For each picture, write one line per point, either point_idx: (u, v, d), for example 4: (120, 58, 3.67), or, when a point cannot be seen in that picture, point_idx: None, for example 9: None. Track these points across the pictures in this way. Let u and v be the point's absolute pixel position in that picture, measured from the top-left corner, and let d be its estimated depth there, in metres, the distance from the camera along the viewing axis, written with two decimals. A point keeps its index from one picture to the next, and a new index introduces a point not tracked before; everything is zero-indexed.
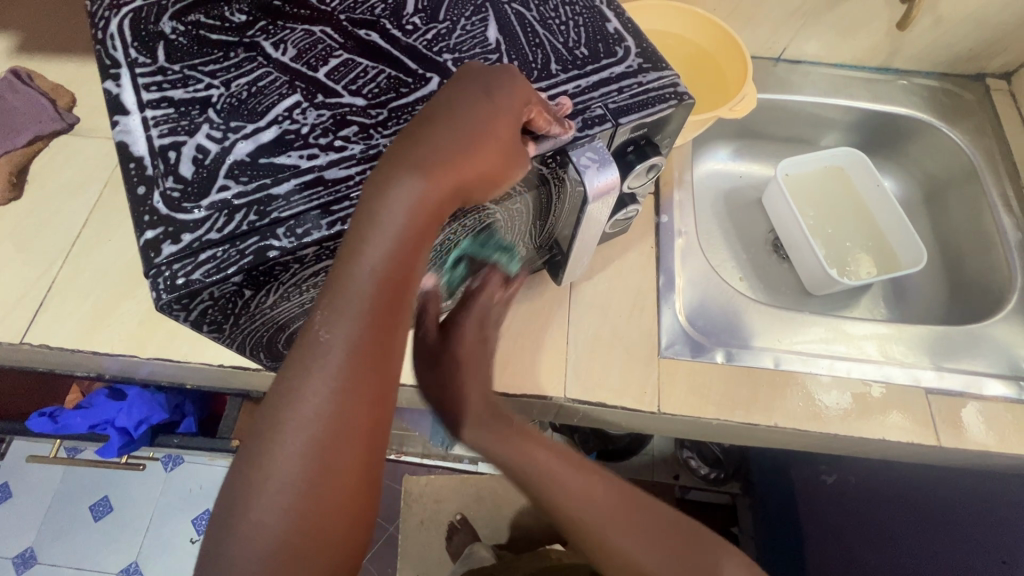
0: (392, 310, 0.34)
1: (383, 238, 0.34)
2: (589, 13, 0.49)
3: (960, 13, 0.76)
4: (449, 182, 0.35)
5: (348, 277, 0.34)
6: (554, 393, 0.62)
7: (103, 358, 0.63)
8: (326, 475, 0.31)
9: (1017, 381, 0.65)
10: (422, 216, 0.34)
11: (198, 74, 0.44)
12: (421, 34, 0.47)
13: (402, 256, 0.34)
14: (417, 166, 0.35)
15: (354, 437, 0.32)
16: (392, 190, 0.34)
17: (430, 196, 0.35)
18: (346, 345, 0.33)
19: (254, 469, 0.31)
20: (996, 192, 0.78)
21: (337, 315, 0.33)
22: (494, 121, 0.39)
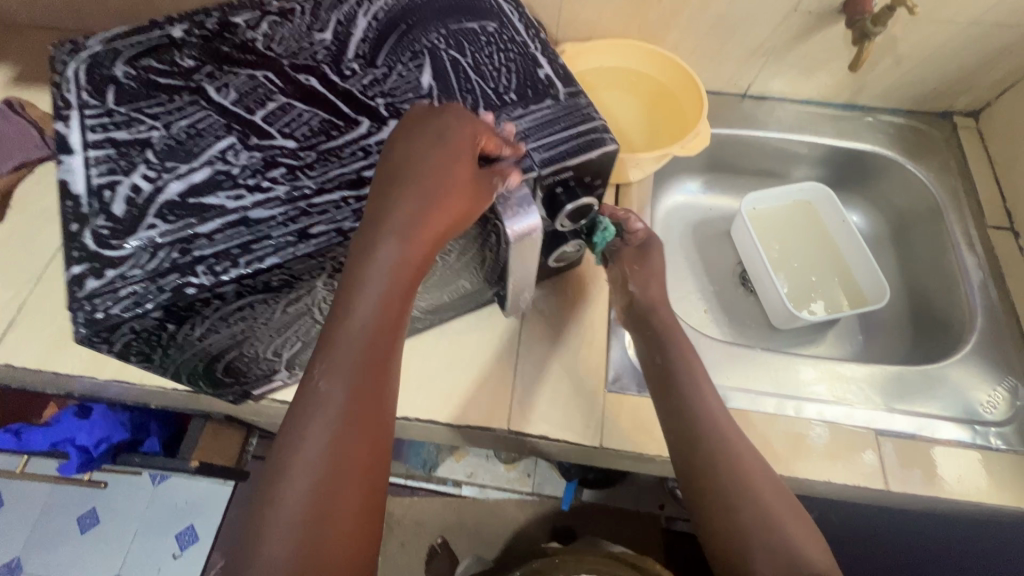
0: (381, 358, 0.41)
1: (371, 296, 0.40)
2: (522, 59, 0.51)
3: (920, 55, 0.77)
4: (427, 237, 0.42)
5: (343, 334, 0.40)
6: (497, 425, 0.63)
7: (68, 379, 0.65)
8: (330, 510, 0.38)
9: (971, 426, 0.64)
10: (404, 273, 0.41)
11: (142, 116, 0.46)
12: (358, 79, 0.49)
13: (389, 312, 0.41)
14: (395, 223, 0.41)
15: (356, 472, 0.39)
16: (373, 254, 0.40)
17: (407, 255, 0.41)
18: (345, 392, 0.40)
19: (270, 503, 0.38)
20: (959, 231, 0.77)
21: (335, 368, 0.40)
22: (451, 161, 0.43)
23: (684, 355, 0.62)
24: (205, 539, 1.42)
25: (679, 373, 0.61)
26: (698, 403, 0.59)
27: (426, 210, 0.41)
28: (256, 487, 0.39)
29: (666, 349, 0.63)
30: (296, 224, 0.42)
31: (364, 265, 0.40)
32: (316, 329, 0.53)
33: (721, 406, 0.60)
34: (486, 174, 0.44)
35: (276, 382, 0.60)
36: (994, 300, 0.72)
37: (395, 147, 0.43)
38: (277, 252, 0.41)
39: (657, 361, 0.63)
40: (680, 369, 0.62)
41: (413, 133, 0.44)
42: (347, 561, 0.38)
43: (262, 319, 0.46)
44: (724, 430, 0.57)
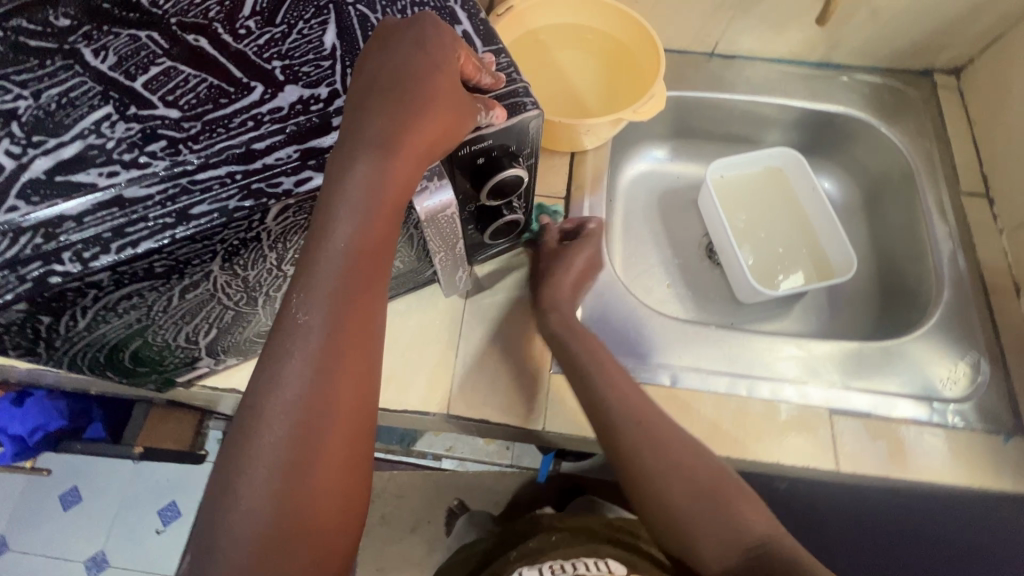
0: (363, 289, 0.39)
1: (351, 218, 0.38)
2: (439, 14, 0.46)
3: (896, 5, 0.71)
4: (408, 160, 0.39)
5: (322, 262, 0.38)
6: (438, 410, 0.61)
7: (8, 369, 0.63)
8: (315, 437, 0.36)
9: (928, 402, 0.62)
10: (383, 196, 0.38)
11: (8, 84, 0.41)
12: (254, 39, 0.44)
13: (369, 238, 0.39)
14: (373, 142, 0.38)
15: (342, 404, 0.37)
16: (347, 174, 0.37)
17: (385, 177, 0.38)
18: (326, 320, 0.37)
19: (246, 440, 0.35)
20: (932, 198, 0.73)
21: (313, 296, 0.37)
22: (427, 79, 0.40)
23: (601, 366, 0.57)
24: (188, 515, 1.41)
25: (595, 377, 0.56)
26: (608, 387, 0.55)
27: (406, 128, 0.39)
28: (231, 431, 0.36)
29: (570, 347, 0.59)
30: (175, 202, 0.38)
31: (338, 187, 0.37)
32: (229, 314, 0.49)
33: (638, 391, 0.56)
34: (470, 97, 0.41)
35: (201, 369, 0.58)
36: (962, 270, 0.69)
37: (366, 64, 0.40)
38: (153, 236, 0.37)
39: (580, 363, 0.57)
40: (605, 389, 0.55)
41: (383, 49, 0.41)
42: (335, 496, 0.37)
43: (158, 306, 0.43)
44: (638, 405, 0.54)
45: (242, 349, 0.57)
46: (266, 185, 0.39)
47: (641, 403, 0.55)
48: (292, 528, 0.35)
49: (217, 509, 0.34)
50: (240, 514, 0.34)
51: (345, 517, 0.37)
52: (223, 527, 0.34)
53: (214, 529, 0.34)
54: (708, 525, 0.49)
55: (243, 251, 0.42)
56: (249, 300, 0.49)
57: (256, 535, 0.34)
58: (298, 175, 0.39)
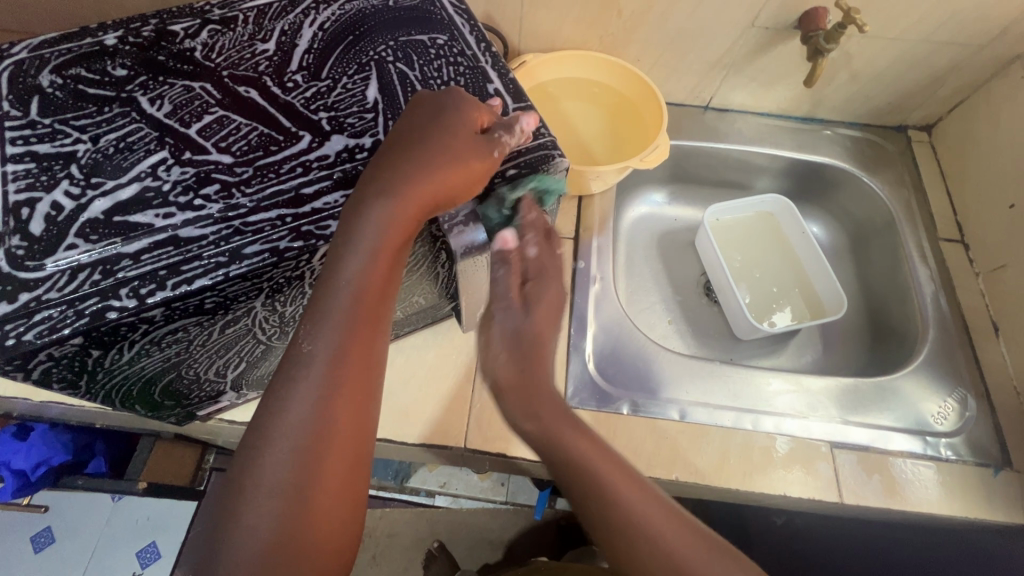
0: (366, 321, 0.41)
1: (357, 257, 0.40)
2: (472, 73, 0.50)
3: (873, 70, 0.79)
4: (414, 204, 0.41)
5: (328, 298, 0.40)
6: (454, 443, 0.62)
7: (11, 401, 0.63)
8: (314, 470, 0.38)
9: (921, 436, 0.65)
10: (391, 236, 0.40)
11: (68, 128, 0.44)
12: (301, 92, 0.47)
13: (377, 274, 0.41)
14: (386, 187, 0.41)
15: (339, 437, 0.39)
16: (363, 218, 0.40)
17: (394, 217, 0.40)
18: (328, 354, 0.39)
19: (249, 471, 0.38)
20: (913, 243, 0.79)
21: (319, 330, 0.40)
22: (442, 131, 0.43)
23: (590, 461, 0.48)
24: (168, 556, 1.34)
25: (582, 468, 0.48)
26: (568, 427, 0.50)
27: (419, 175, 0.41)
28: (236, 461, 0.38)
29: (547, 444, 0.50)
30: (228, 243, 0.40)
31: (347, 228, 0.40)
32: (259, 348, 0.51)
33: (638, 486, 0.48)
34: (485, 141, 0.44)
35: (222, 402, 0.58)
36: (946, 311, 0.74)
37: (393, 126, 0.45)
38: (207, 274, 0.39)
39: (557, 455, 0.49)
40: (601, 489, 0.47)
41: (408, 112, 0.45)
42: (331, 526, 0.38)
43: (198, 341, 0.44)
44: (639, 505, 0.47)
45: (264, 383, 0.58)
46: (316, 228, 0.41)
47: (646, 504, 0.47)
48: (284, 561, 0.36)
49: (221, 530, 0.36)
50: (239, 547, 0.36)
51: (338, 548, 0.39)
52: (219, 561, 0.36)
53: (216, 550, 0.36)
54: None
55: (286, 288, 0.44)
56: (281, 335, 0.50)
57: (257, 556, 0.36)
58: None
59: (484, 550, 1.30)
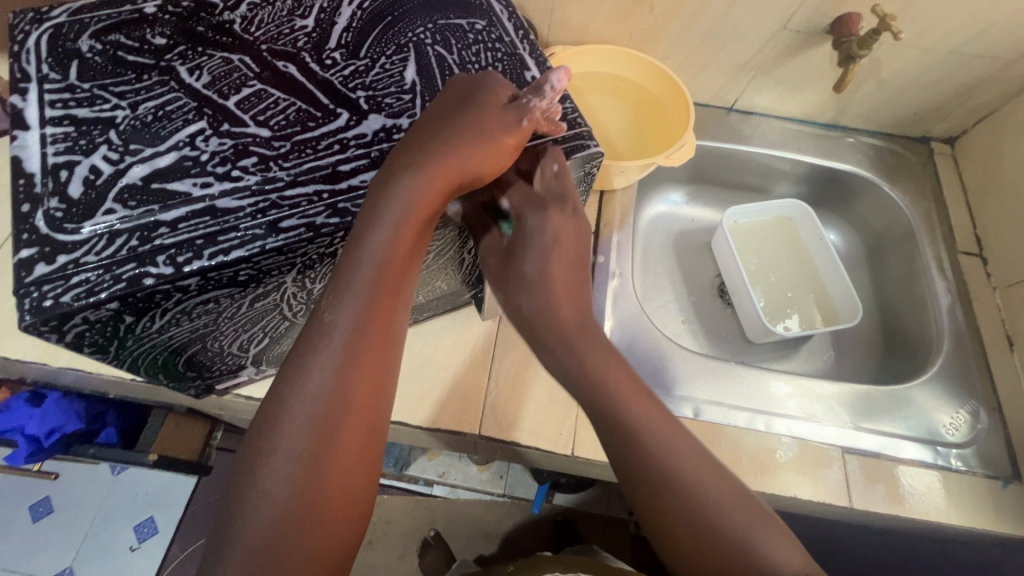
0: (389, 293, 0.41)
1: (385, 228, 0.40)
2: (510, 60, 0.50)
3: (901, 79, 0.79)
4: (442, 179, 0.41)
5: (352, 268, 0.40)
6: (469, 429, 0.62)
7: (25, 365, 0.63)
8: (332, 438, 0.37)
9: (933, 446, 0.66)
10: (418, 208, 0.40)
11: (107, 94, 0.44)
12: (339, 70, 0.47)
13: (402, 245, 0.41)
14: (414, 160, 0.41)
15: (357, 405, 0.39)
16: (391, 189, 0.40)
17: (422, 191, 0.41)
18: (351, 322, 0.39)
19: (267, 436, 0.37)
20: (931, 255, 0.79)
21: (343, 299, 0.40)
22: (470, 111, 0.43)
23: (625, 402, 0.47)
24: (166, 532, 1.34)
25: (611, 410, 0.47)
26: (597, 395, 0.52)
27: (447, 150, 0.42)
28: (253, 427, 0.38)
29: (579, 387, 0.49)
30: (265, 215, 0.40)
31: (376, 198, 0.40)
32: (284, 324, 0.51)
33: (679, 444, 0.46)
34: (515, 114, 0.44)
35: (241, 377, 0.59)
36: (961, 323, 0.74)
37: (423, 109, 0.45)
38: (243, 245, 0.39)
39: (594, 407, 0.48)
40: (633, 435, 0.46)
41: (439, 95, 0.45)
42: (344, 496, 0.38)
43: (226, 314, 0.45)
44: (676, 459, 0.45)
45: (283, 360, 0.59)
46: (352, 205, 0.41)
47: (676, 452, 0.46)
48: (299, 528, 0.36)
49: (236, 493, 0.36)
50: (254, 511, 0.35)
51: (352, 517, 0.38)
52: (234, 524, 0.35)
53: (230, 514, 0.36)
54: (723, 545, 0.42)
55: (317, 265, 0.44)
56: (306, 312, 0.50)
57: (271, 521, 0.35)
58: None
59: (479, 541, 1.30)
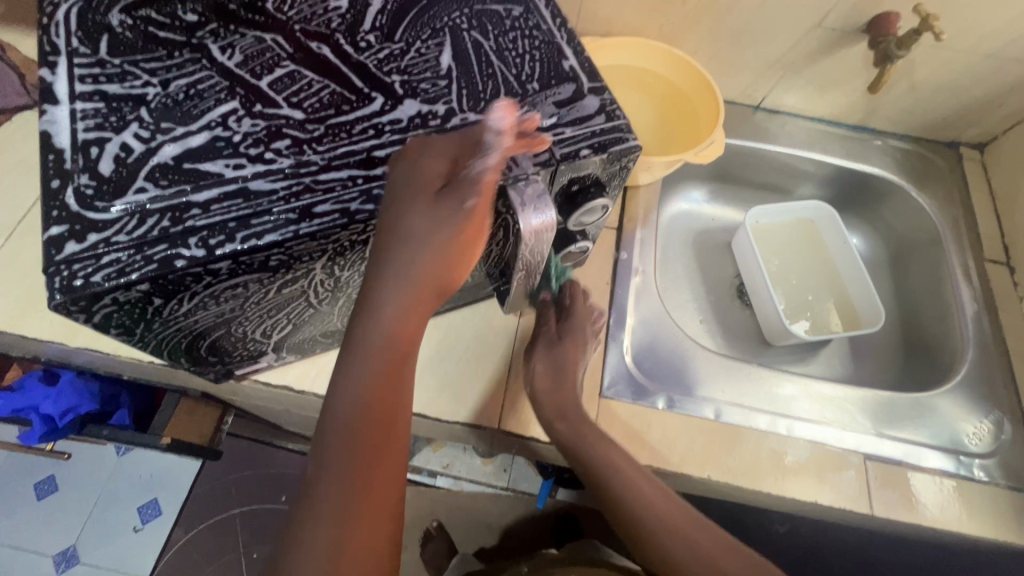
0: (396, 373, 0.39)
1: (386, 311, 0.39)
2: (547, 49, 0.49)
3: (935, 81, 0.77)
4: (440, 252, 0.39)
5: (358, 358, 0.38)
6: (488, 423, 0.61)
7: (40, 344, 0.62)
8: (354, 533, 0.35)
9: (955, 455, 0.65)
10: (420, 286, 0.39)
11: (137, 70, 0.43)
12: (373, 53, 0.46)
13: (407, 324, 0.39)
14: (407, 234, 0.39)
15: (375, 496, 0.36)
16: (387, 272, 0.39)
17: (422, 269, 0.39)
18: (359, 408, 0.38)
19: (290, 539, 0.35)
20: (958, 262, 0.78)
21: (349, 387, 0.38)
22: (449, 166, 0.40)
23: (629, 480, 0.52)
24: (167, 515, 1.32)
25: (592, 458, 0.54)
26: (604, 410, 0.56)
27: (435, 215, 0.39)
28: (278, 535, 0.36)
29: (579, 449, 0.55)
30: (298, 200, 0.39)
31: (374, 285, 0.39)
32: (308, 312, 0.50)
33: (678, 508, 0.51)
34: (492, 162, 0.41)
35: (260, 363, 0.58)
36: (987, 332, 0.73)
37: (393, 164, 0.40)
38: (277, 229, 0.38)
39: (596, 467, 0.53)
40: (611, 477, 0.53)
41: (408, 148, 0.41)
42: None
43: (253, 299, 0.44)
44: (674, 521, 0.50)
45: (303, 348, 0.58)
46: (386, 191, 0.40)
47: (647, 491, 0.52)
48: None
49: None
50: None
51: None
52: None
53: None
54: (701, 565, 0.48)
55: (348, 252, 0.43)
56: (331, 300, 0.50)
57: None
58: None
59: (481, 534, 1.30)
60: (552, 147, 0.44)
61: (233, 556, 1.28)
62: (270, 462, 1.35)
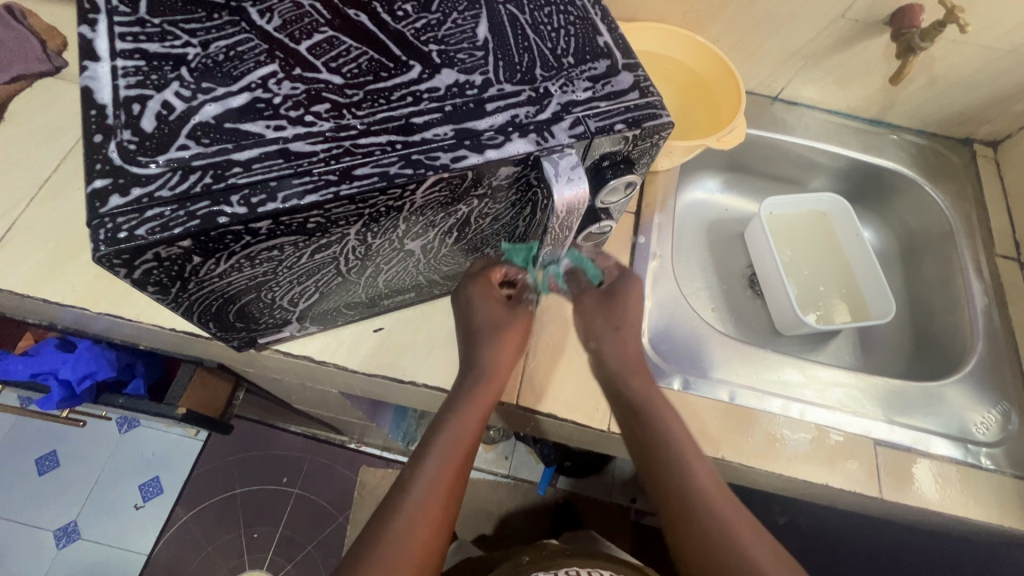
0: (485, 398, 0.54)
1: (490, 346, 0.55)
2: (582, 25, 0.49)
3: (954, 77, 0.78)
4: (517, 320, 0.58)
5: (467, 378, 0.55)
6: (506, 399, 0.62)
7: (59, 309, 0.62)
8: (430, 515, 0.47)
9: (963, 443, 0.66)
10: (511, 333, 0.57)
11: (177, 30, 0.43)
12: (411, 22, 0.46)
13: (502, 356, 0.56)
14: (490, 317, 0.56)
15: (455, 484, 0.50)
16: (490, 318, 0.56)
17: (509, 323, 0.57)
18: (459, 421, 0.52)
19: (388, 511, 0.48)
20: (970, 257, 0.79)
21: (457, 403, 0.53)
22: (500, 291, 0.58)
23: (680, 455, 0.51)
24: (170, 493, 1.32)
25: (630, 410, 0.55)
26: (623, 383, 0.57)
27: (505, 328, 0.57)
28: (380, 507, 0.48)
29: (619, 397, 0.56)
30: (338, 162, 0.39)
31: (482, 325, 0.56)
32: (336, 280, 0.50)
33: (722, 490, 0.49)
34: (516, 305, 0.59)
35: (284, 332, 0.59)
36: (996, 325, 0.74)
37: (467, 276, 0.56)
38: (316, 190, 0.38)
39: (647, 441, 0.53)
40: (646, 430, 0.53)
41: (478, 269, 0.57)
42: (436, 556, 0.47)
43: (287, 264, 0.44)
44: (695, 474, 0.50)
45: (327, 318, 0.58)
46: (425, 157, 0.40)
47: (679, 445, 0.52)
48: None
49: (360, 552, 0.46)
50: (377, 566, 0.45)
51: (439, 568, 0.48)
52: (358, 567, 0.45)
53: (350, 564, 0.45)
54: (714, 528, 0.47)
55: (383, 219, 0.43)
56: (359, 269, 0.50)
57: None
58: (454, 153, 0.41)
59: (481, 520, 1.28)
60: (587, 120, 0.44)
61: (234, 535, 1.28)
62: (268, 445, 1.36)
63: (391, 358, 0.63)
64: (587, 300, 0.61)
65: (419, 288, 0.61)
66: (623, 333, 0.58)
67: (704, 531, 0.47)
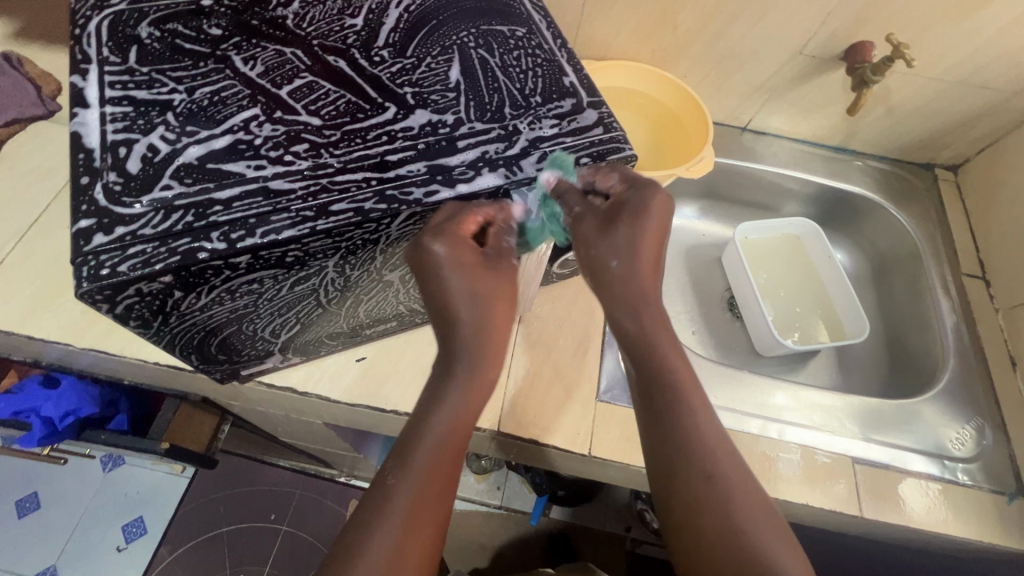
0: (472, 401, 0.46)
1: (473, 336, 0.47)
2: (549, 67, 0.52)
3: (908, 107, 0.82)
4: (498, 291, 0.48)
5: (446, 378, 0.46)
6: (487, 426, 0.62)
7: (43, 345, 0.62)
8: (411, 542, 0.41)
9: (940, 459, 0.67)
10: (496, 318, 0.47)
11: (165, 78, 0.45)
12: (387, 67, 0.49)
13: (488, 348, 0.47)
14: (467, 295, 0.46)
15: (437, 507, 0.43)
16: (467, 299, 0.46)
17: (489, 306, 0.47)
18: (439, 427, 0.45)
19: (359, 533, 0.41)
20: (937, 277, 0.82)
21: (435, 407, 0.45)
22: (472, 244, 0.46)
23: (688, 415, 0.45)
24: (154, 533, 1.29)
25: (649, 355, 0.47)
26: None
27: (487, 301, 0.47)
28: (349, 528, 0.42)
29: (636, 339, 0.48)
30: (315, 199, 0.41)
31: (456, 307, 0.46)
32: (317, 311, 0.52)
33: (736, 466, 0.44)
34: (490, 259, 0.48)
35: (267, 364, 0.59)
36: (966, 342, 0.77)
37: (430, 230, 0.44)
38: (294, 225, 0.40)
39: (653, 382, 0.46)
40: (663, 380, 0.46)
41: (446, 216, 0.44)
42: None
43: (267, 296, 0.45)
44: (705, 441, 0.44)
45: (310, 349, 0.59)
46: (399, 192, 0.42)
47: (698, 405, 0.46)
48: None
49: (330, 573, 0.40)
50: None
51: None
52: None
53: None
54: (706, 507, 0.42)
55: (360, 251, 0.45)
56: (339, 300, 0.51)
57: None
58: (427, 188, 0.43)
59: (473, 553, 1.26)
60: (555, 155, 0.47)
61: None
62: (256, 480, 1.34)
63: (373, 387, 0.64)
64: (588, 224, 0.47)
65: (400, 317, 0.62)
66: (638, 265, 0.46)
67: (697, 507, 0.42)
